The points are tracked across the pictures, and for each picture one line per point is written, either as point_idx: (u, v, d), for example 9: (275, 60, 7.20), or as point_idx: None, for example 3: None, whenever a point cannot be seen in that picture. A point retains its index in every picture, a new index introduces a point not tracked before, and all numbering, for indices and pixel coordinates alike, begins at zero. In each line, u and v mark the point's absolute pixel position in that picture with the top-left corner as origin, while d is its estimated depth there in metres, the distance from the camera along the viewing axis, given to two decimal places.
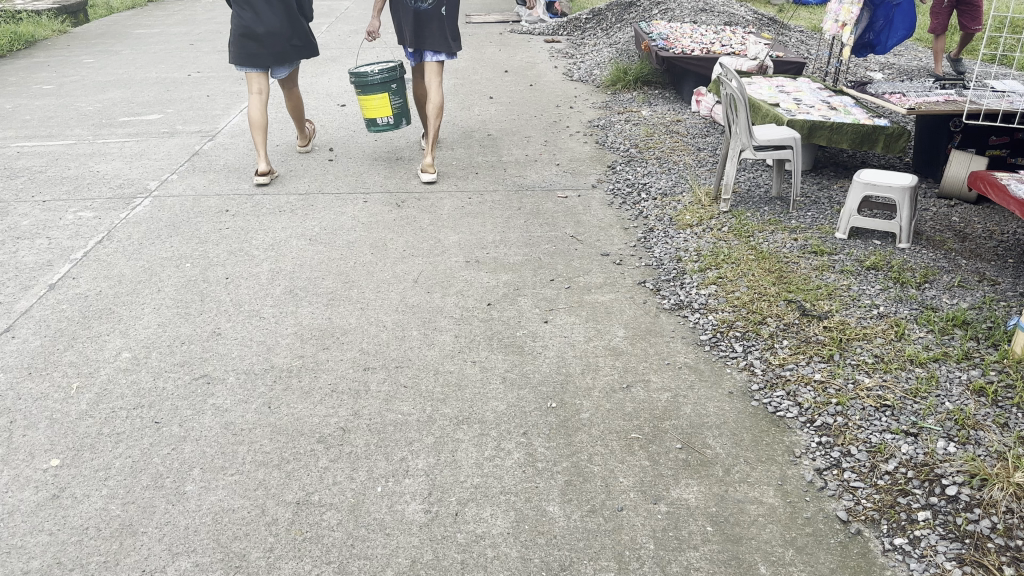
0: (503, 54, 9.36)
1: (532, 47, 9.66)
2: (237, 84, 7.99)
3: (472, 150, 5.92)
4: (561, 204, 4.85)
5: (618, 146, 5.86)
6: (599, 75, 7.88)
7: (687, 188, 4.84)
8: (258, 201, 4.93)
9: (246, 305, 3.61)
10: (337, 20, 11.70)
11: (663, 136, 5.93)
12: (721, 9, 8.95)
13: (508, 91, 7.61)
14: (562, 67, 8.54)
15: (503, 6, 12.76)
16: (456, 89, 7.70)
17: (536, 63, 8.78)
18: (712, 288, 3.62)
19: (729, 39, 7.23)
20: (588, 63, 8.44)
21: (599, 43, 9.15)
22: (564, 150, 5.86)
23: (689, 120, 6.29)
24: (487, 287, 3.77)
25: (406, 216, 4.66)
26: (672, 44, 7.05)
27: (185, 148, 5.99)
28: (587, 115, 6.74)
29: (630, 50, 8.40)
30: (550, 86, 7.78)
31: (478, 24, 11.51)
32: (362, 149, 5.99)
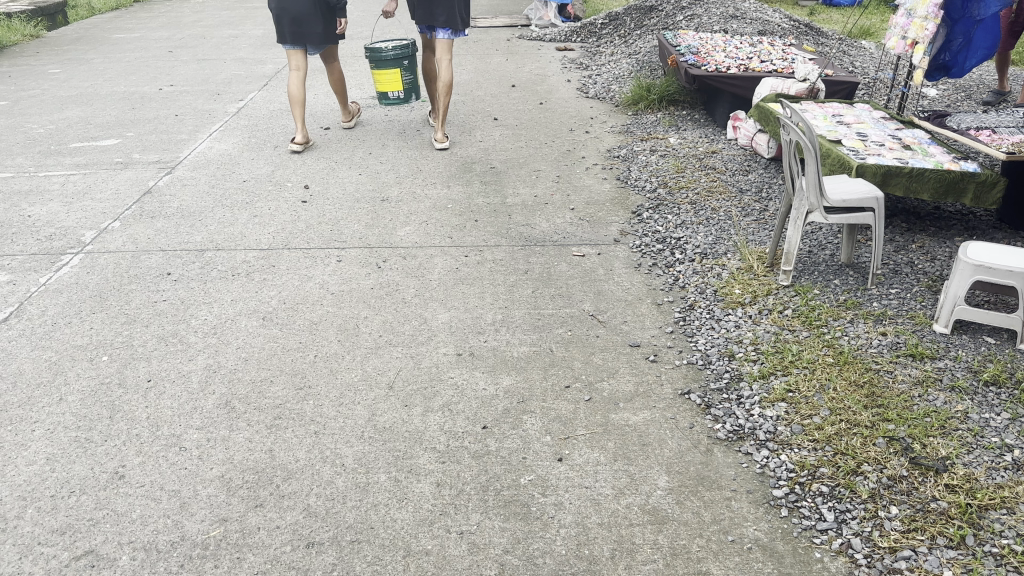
0: (510, 66, 8.48)
1: (542, 57, 8.79)
2: (211, 101, 7.14)
3: (472, 188, 5.06)
4: (577, 266, 3.98)
5: (645, 185, 4.98)
6: (618, 92, 7.02)
7: (732, 249, 3.96)
8: (209, 260, 4.07)
9: (166, 429, 2.76)
10: None
11: (696, 173, 5.06)
12: (752, 17, 8.06)
13: (515, 110, 6.76)
14: (576, 81, 7.66)
15: (511, 9, 11.93)
16: (457, 108, 6.84)
17: (546, 76, 7.91)
18: (781, 408, 2.76)
19: (769, 54, 6.35)
20: (605, 77, 7.57)
21: (617, 54, 8.27)
22: (580, 190, 5.00)
23: (725, 153, 5.41)
24: (482, 399, 2.90)
25: (386, 283, 3.81)
26: (704, 61, 6.17)
27: (136, 186, 5.14)
28: (605, 143, 5.86)
29: (652, 62, 7.55)
30: (563, 104, 6.91)
31: (484, 28, 10.66)
32: (342, 185, 5.11)
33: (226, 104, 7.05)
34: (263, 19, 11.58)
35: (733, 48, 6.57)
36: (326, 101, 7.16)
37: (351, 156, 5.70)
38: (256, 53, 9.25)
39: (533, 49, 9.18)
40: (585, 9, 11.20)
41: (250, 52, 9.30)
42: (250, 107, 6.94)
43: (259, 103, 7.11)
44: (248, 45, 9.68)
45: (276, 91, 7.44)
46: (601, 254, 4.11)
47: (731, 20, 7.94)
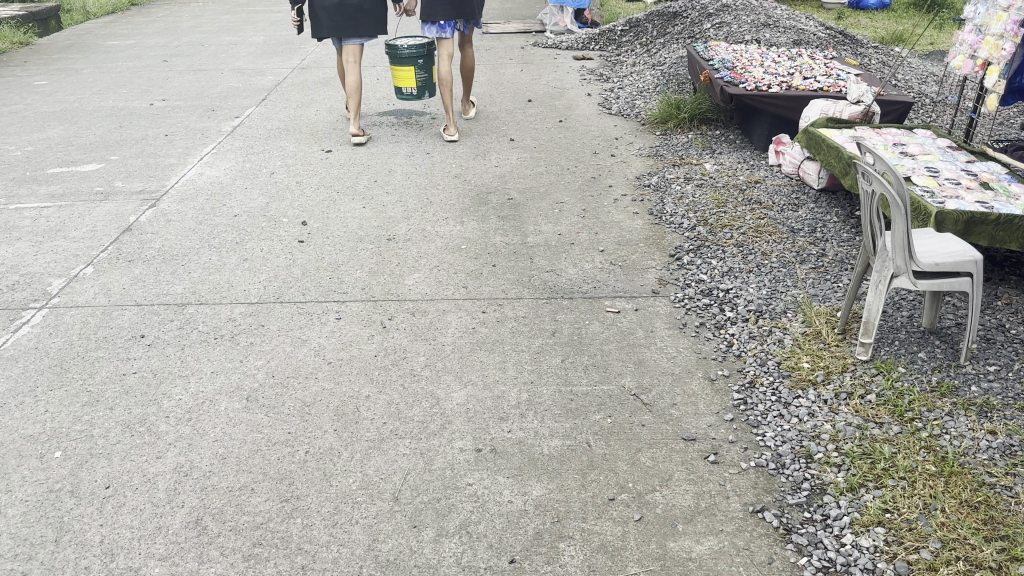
0: (525, 77, 7.96)
1: (559, 68, 8.26)
2: (205, 119, 6.64)
3: (489, 224, 4.54)
4: (611, 326, 3.45)
5: (682, 222, 4.44)
6: (644, 109, 6.50)
7: (792, 309, 3.43)
8: (189, 318, 3.56)
9: (120, 560, 2.25)
10: None
11: (739, 207, 4.52)
12: (785, 26, 7.52)
13: (533, 129, 6.25)
14: (597, 96, 7.13)
15: (525, 13, 11.43)
16: (469, 127, 6.33)
17: (564, 90, 7.39)
18: (881, 535, 2.24)
19: (811, 70, 5.81)
20: (629, 92, 7.05)
21: (639, 66, 7.74)
22: (610, 227, 4.47)
23: (769, 182, 4.87)
24: (507, 515, 2.37)
25: (391, 348, 3.30)
26: (741, 78, 5.63)
27: (115, 221, 4.64)
28: (633, 170, 5.33)
29: (679, 75, 7.03)
30: (584, 123, 6.38)
31: (497, 34, 10.16)
32: (344, 221, 4.60)
33: (220, 122, 6.55)
34: (265, 25, 11.08)
35: (771, 62, 6.03)
36: (329, 118, 6.64)
37: (355, 184, 5.19)
38: (255, 63, 8.74)
39: (549, 59, 8.66)
40: (602, 14, 10.66)
41: (249, 62, 8.79)
42: (245, 126, 6.43)
43: (256, 120, 6.60)
44: (248, 55, 9.17)
45: (275, 108, 6.94)
46: (639, 311, 3.58)
47: (763, 29, 7.41)
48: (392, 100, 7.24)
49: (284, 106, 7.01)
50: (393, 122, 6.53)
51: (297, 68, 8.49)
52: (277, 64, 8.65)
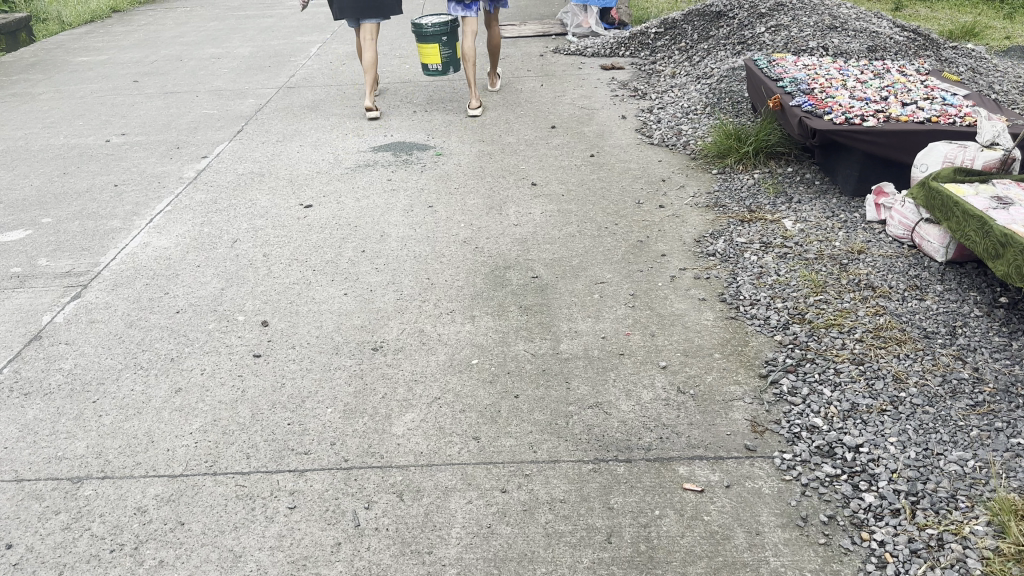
0: (547, 95, 6.85)
1: (585, 82, 7.15)
2: (167, 161, 5.59)
3: (509, 321, 3.46)
4: (694, 519, 2.33)
5: (770, 317, 3.32)
6: (693, 138, 5.41)
7: (964, 498, 2.33)
8: (84, 506, 2.49)
9: None
10: (331, 42, 9.30)
11: (844, 293, 3.40)
12: (854, 29, 6.37)
13: (559, 169, 5.17)
14: (633, 120, 6.02)
15: (544, 13, 10.33)
16: (482, 167, 5.26)
17: (593, 112, 6.28)
18: None
19: (908, 93, 4.66)
20: (671, 116, 5.94)
21: (680, 81, 6.64)
22: (670, 324, 3.36)
23: (875, 250, 3.73)
24: None
25: (367, 565, 2.21)
26: (824, 106, 4.47)
27: (23, 322, 3.58)
28: (690, 230, 4.22)
29: (730, 93, 5.92)
30: (622, 160, 5.28)
31: (512, 39, 9.07)
32: (318, 316, 3.51)
33: (183, 166, 5.48)
34: (252, 34, 9.99)
35: (854, 81, 4.88)
36: (313, 156, 5.56)
37: (338, 254, 4.11)
38: (236, 83, 7.67)
39: (573, 70, 7.54)
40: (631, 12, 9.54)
41: (229, 82, 7.72)
42: (213, 170, 5.37)
43: (227, 161, 5.54)
44: (229, 72, 8.10)
45: (252, 143, 5.88)
46: (732, 485, 2.46)
47: (827, 35, 6.27)
48: (389, 128, 6.15)
49: (261, 141, 5.94)
50: (389, 161, 5.45)
51: (283, 88, 7.40)
52: (260, 83, 7.56)
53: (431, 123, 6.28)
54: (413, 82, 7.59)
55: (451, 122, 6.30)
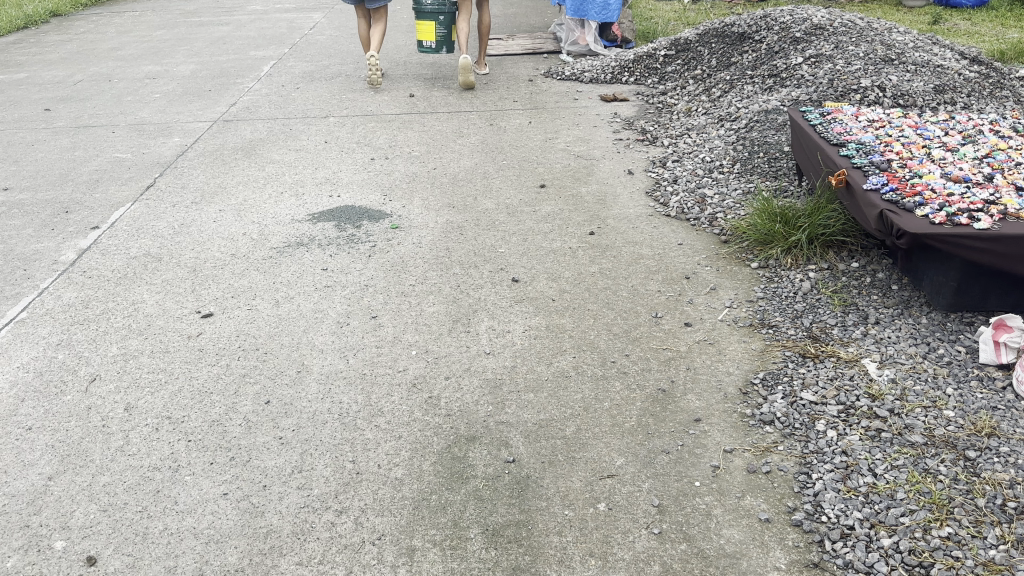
0: (534, 139, 5.67)
1: (582, 121, 5.97)
2: (46, 233, 4.38)
3: (466, 556, 2.24)
4: None
5: (876, 569, 2.14)
6: (721, 211, 4.26)
7: None
8: None
9: None
10: (289, 59, 8.08)
11: (986, 529, 2.21)
12: (912, 63, 5.22)
13: (548, 253, 4.00)
14: (641, 179, 4.84)
15: (536, 24, 9.15)
16: (449, 248, 4.09)
17: (593, 166, 5.10)
18: None
19: (1018, 169, 3.50)
20: (691, 174, 4.77)
21: (698, 124, 5.49)
22: (717, 572, 2.16)
23: (1011, 433, 2.55)
24: None
25: None
26: (912, 192, 3.29)
27: None
28: (729, 368, 3.02)
29: (763, 145, 4.75)
30: (629, 241, 4.09)
31: (499, 58, 7.89)
32: (176, 543, 2.32)
33: (61, 242, 4.27)
34: (199, 47, 8.74)
35: (940, 149, 3.71)
36: (232, 227, 4.35)
37: (231, 406, 2.91)
38: (164, 114, 6.45)
39: (568, 103, 6.36)
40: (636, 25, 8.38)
41: (157, 112, 6.50)
42: (100, 249, 4.16)
43: (121, 234, 4.33)
44: (159, 99, 6.86)
45: (161, 206, 4.68)
46: None
47: (880, 71, 5.11)
48: (337, 183, 4.96)
49: (173, 202, 4.73)
50: (329, 236, 4.23)
51: (218, 122, 6.19)
52: (191, 116, 6.35)
53: (391, 176, 5.07)
54: (375, 111, 6.36)
55: (415, 174, 5.09)
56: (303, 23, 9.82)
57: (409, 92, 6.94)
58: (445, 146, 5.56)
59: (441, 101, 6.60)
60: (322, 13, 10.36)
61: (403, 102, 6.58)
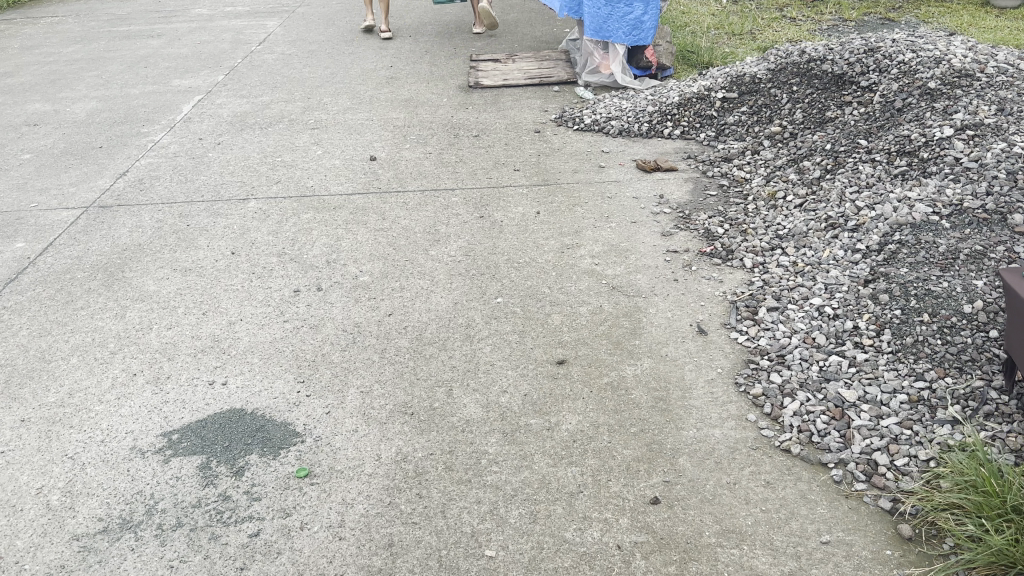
0: (544, 247, 3.82)
1: (614, 214, 4.12)
2: None
3: None
4: None
5: None
6: (885, 450, 2.43)
7: None
8: None
9: None
10: (222, 93, 6.24)
11: None
12: None
13: (577, 555, 2.15)
14: (722, 346, 2.99)
15: (545, 40, 7.32)
16: (396, 528, 2.26)
17: (637, 312, 3.24)
18: None
19: None
20: (806, 342, 2.93)
21: (794, 228, 3.65)
22: None
23: None
24: None
25: None
26: None
27: None
28: None
29: (924, 297, 2.91)
30: (726, 524, 2.22)
31: (497, 95, 6.06)
32: None
33: None
34: (113, 73, 6.89)
35: None
36: (27, 475, 2.53)
37: None
38: (21, 192, 4.62)
39: (591, 181, 4.52)
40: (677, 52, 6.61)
41: (13, 188, 4.68)
42: None
43: None
44: (26, 162, 5.03)
45: None
46: None
47: None
48: (230, 344, 3.13)
49: None
50: (186, 497, 2.41)
51: (91, 210, 4.37)
52: (58, 198, 4.52)
53: (318, 327, 3.22)
54: (317, 188, 4.52)
55: (358, 324, 3.25)
56: (251, 36, 7.93)
57: (371, 149, 5.10)
58: (410, 262, 3.72)
59: (412, 169, 4.75)
60: (277, 21, 8.46)
61: (359, 172, 4.74)
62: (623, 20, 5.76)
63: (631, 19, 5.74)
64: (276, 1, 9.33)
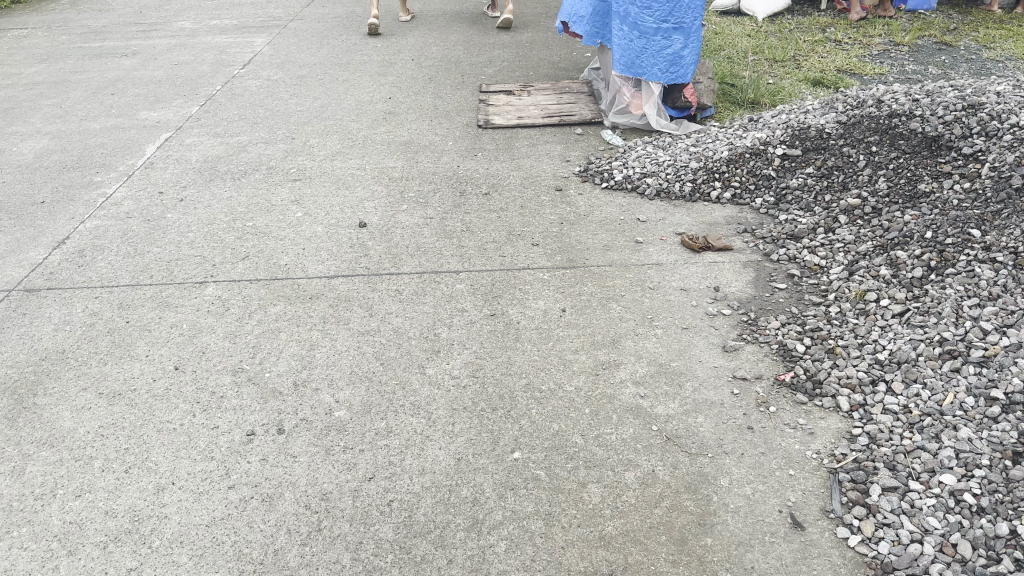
0: (574, 364, 2.98)
1: (659, 315, 3.29)
2: None
3: None
4: None
5: None
6: None
7: None
8: None
9: None
10: (193, 130, 5.44)
11: None
12: None
13: None
14: (828, 554, 2.17)
15: (564, 68, 6.51)
16: None
17: (704, 484, 2.40)
18: None
19: None
20: (947, 552, 2.13)
21: (898, 353, 2.85)
22: None
23: None
24: None
25: None
26: None
27: None
28: None
29: None
30: None
31: (511, 138, 5.25)
32: None
33: None
34: (74, 102, 6.08)
35: None
36: None
37: None
38: None
39: (627, 263, 3.69)
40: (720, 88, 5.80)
41: None
42: None
43: None
44: None
45: None
46: None
47: None
48: (154, 528, 2.32)
49: None
50: None
51: (12, 295, 3.55)
52: None
53: (272, 500, 2.39)
54: (291, 267, 3.71)
55: (327, 493, 2.42)
56: (235, 57, 7.12)
57: (360, 210, 4.29)
58: (401, 386, 2.89)
59: (408, 243, 3.94)
60: (266, 38, 7.65)
61: (344, 244, 3.93)
62: (659, 54, 4.92)
63: (669, 53, 4.91)
64: (267, 15, 8.54)
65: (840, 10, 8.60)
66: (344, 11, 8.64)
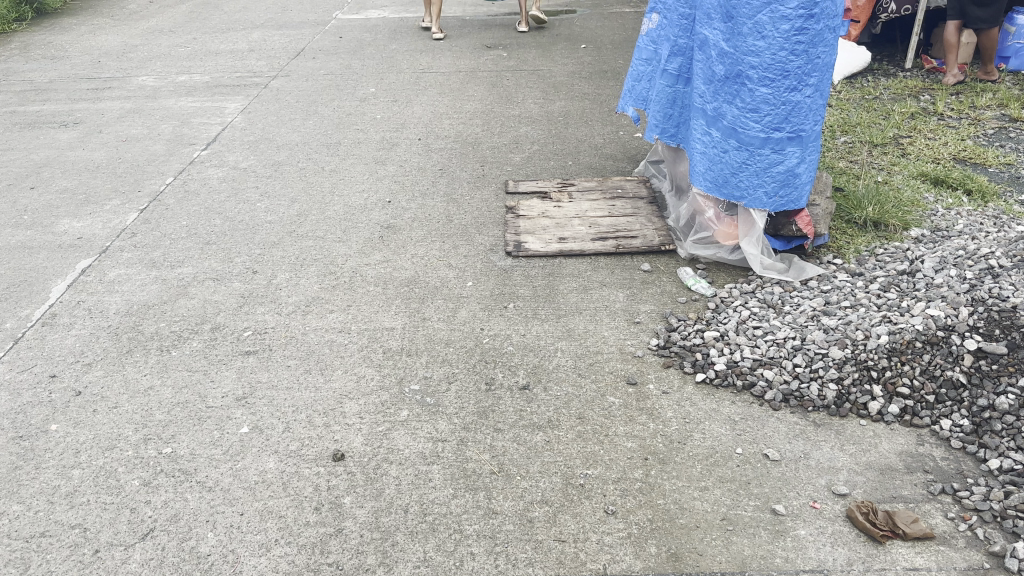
0: None
1: None
2: None
3: None
4: None
5: None
6: None
7: None
8: None
9: None
10: (123, 255, 4.03)
11: None
12: None
13: None
14: None
15: (613, 159, 5.12)
16: None
17: None
18: None
19: None
20: None
21: None
22: None
23: None
24: None
25: None
26: None
27: None
28: None
29: None
30: None
31: (553, 276, 3.83)
32: None
33: None
34: None
35: None
36: None
37: None
38: None
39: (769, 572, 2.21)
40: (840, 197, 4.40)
41: None
42: None
43: None
44: None
45: None
46: None
47: None
48: None
49: None
50: None
51: None
52: None
53: None
54: (217, 564, 2.29)
55: None
56: (199, 131, 5.73)
57: (336, 418, 2.87)
58: None
59: (407, 498, 2.51)
60: (240, 104, 6.27)
61: (305, 502, 2.50)
62: (765, 172, 3.51)
63: (779, 171, 3.49)
64: (247, 70, 7.17)
65: (929, 69, 7.24)
66: (337, 64, 7.27)
